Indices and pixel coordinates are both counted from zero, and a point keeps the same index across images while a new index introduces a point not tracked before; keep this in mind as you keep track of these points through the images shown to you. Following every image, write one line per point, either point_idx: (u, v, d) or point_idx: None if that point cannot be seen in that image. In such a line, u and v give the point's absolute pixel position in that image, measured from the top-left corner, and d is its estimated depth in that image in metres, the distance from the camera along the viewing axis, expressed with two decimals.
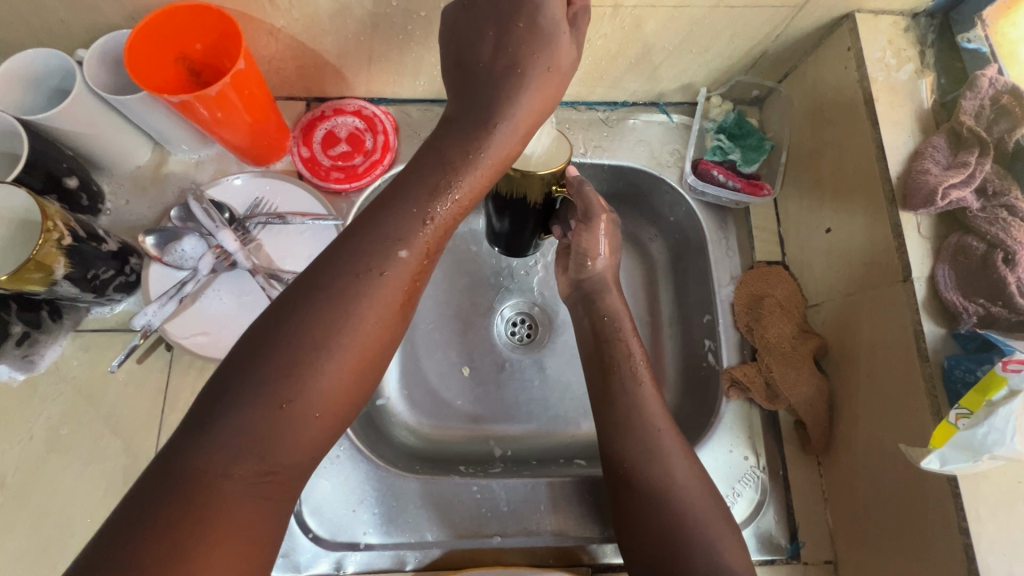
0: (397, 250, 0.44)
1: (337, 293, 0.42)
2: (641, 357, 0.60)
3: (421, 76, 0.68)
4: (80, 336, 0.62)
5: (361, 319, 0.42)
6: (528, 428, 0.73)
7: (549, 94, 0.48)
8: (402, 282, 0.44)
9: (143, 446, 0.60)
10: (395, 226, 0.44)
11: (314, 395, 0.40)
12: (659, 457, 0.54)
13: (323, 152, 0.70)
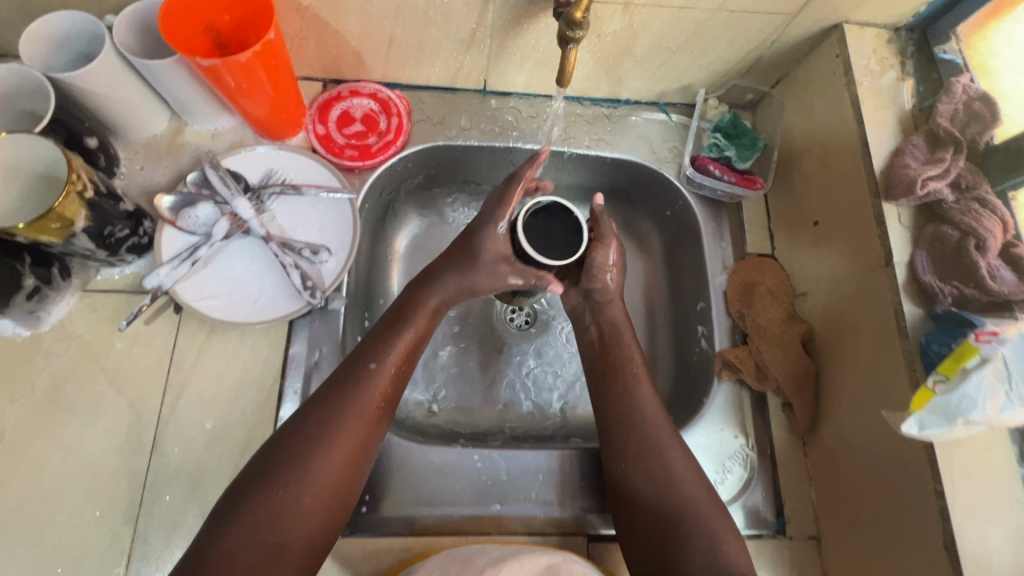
0: (367, 363, 0.56)
1: (322, 406, 0.53)
2: (636, 357, 0.64)
3: (437, 63, 0.71)
4: (88, 295, 0.62)
5: (341, 420, 0.53)
6: (525, 408, 0.75)
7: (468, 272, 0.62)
8: (375, 390, 0.55)
9: (147, 406, 0.60)
10: (369, 350, 0.58)
11: (308, 485, 0.49)
12: (638, 439, 0.58)
13: (338, 130, 0.72)
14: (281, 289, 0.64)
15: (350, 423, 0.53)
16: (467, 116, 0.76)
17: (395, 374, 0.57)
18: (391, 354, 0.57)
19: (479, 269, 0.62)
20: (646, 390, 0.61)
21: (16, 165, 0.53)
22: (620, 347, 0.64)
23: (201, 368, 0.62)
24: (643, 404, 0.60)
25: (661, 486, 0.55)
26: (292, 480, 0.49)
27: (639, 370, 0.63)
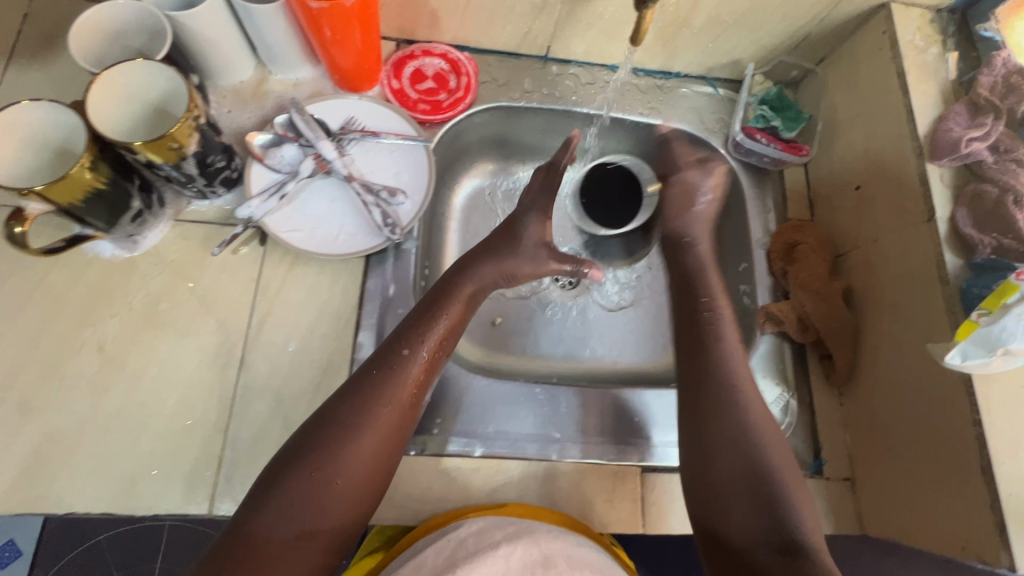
0: (401, 349, 0.58)
1: (357, 390, 0.55)
2: (723, 316, 0.66)
3: (507, 27, 0.76)
4: (180, 224, 0.67)
5: (376, 404, 0.54)
6: (575, 356, 0.80)
7: (503, 268, 0.65)
8: (408, 377, 0.56)
9: (235, 326, 0.64)
10: (404, 335, 0.59)
11: (341, 468, 0.51)
12: (726, 402, 0.60)
13: (411, 86, 0.76)
14: (362, 226, 0.68)
15: (382, 410, 0.54)
16: (530, 80, 0.81)
17: (430, 362, 0.58)
18: (426, 342, 0.59)
19: (513, 260, 0.66)
20: (734, 348, 0.64)
21: (135, 92, 0.57)
22: (710, 307, 0.67)
23: (285, 295, 0.66)
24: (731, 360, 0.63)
25: (740, 439, 0.58)
26: (325, 462, 0.50)
27: (724, 324, 0.66)
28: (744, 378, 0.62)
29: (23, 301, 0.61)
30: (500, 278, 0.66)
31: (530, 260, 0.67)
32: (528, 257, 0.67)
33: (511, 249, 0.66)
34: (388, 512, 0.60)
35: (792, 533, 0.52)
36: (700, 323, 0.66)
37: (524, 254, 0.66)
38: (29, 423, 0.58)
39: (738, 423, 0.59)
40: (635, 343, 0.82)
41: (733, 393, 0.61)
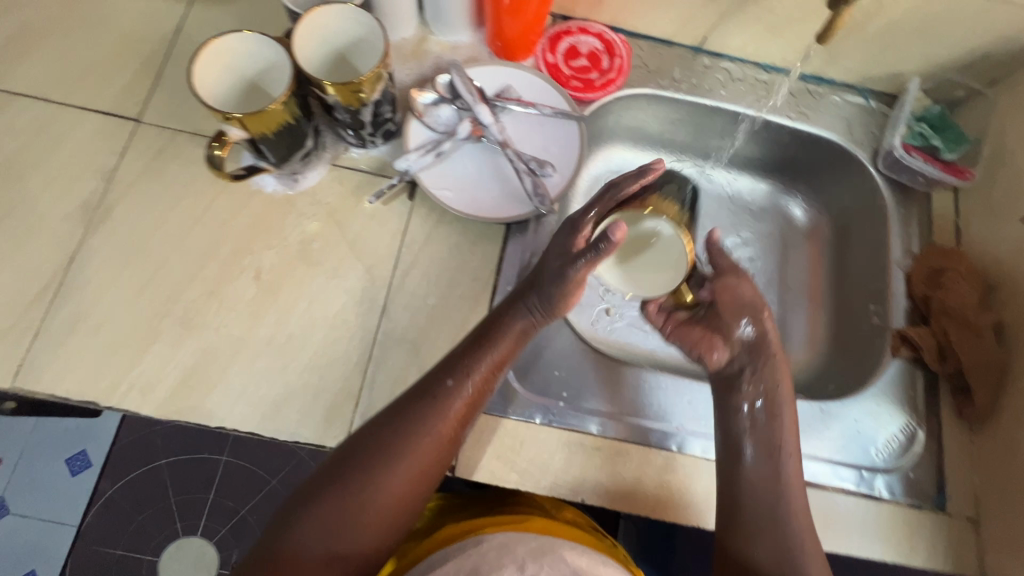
0: (446, 379, 0.55)
1: (399, 417, 0.53)
2: (784, 398, 0.62)
3: (670, 13, 0.75)
4: (336, 169, 0.69)
5: (417, 435, 0.52)
6: None
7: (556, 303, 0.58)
8: (452, 412, 0.54)
9: (381, 274, 0.66)
10: (452, 362, 0.56)
11: (368, 498, 0.50)
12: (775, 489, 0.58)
13: (565, 62, 0.77)
14: (509, 193, 0.69)
15: (421, 442, 0.52)
16: (680, 69, 0.80)
17: (476, 396, 0.55)
18: (475, 375, 0.55)
19: (557, 292, 0.57)
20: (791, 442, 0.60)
21: (330, 36, 0.60)
22: (774, 389, 0.62)
23: (429, 251, 0.67)
24: (785, 456, 0.59)
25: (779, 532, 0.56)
26: (361, 486, 0.50)
27: (782, 409, 0.61)
28: (792, 449, 0.60)
29: (191, 224, 0.65)
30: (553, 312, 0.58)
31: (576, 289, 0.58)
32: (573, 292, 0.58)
33: (547, 288, 0.57)
34: (511, 474, 0.61)
35: None
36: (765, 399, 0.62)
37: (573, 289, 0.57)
38: (187, 339, 0.61)
39: (780, 515, 0.57)
40: None
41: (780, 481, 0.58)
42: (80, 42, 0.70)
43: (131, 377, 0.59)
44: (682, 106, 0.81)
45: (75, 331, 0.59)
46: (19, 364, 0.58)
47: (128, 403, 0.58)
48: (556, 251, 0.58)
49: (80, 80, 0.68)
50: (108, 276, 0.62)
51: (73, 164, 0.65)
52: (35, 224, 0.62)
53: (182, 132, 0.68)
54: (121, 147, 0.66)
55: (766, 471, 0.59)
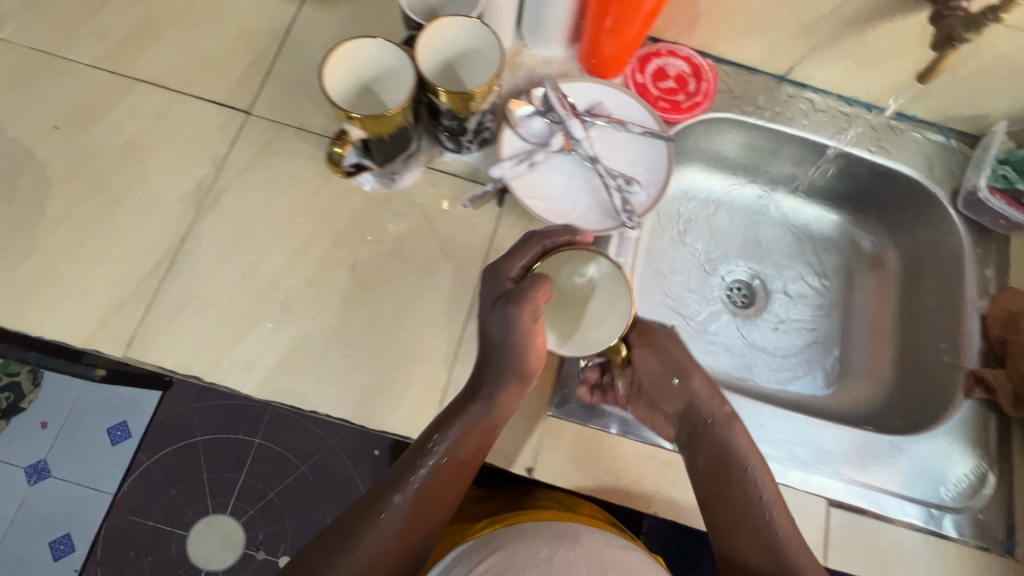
0: (394, 495, 0.53)
1: (344, 539, 0.50)
2: (751, 462, 0.58)
3: (761, 42, 0.77)
4: (430, 172, 0.72)
5: (366, 553, 0.50)
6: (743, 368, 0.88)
7: (522, 379, 0.58)
8: (415, 498, 0.53)
9: (469, 276, 0.68)
10: (399, 475, 0.54)
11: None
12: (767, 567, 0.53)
13: (653, 82, 0.79)
14: (596, 206, 0.71)
15: (384, 538, 0.51)
16: (763, 96, 0.82)
17: (439, 473, 0.54)
18: (442, 461, 0.54)
19: (495, 364, 0.58)
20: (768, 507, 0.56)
21: (445, 49, 0.63)
22: (739, 462, 0.58)
23: None
24: (772, 515, 0.56)
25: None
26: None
27: (755, 475, 0.58)
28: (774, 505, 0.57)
29: (294, 215, 0.68)
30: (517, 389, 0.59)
31: (535, 358, 0.58)
32: (528, 359, 0.57)
33: (490, 369, 0.58)
34: (586, 481, 0.63)
35: None
36: (736, 477, 0.58)
37: (525, 361, 0.57)
38: (286, 324, 0.63)
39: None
40: (803, 369, 0.88)
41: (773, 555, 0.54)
42: (198, 35, 0.74)
43: (234, 356, 0.62)
44: (760, 134, 0.83)
45: (183, 309, 0.63)
46: (131, 337, 0.61)
47: (229, 381, 0.61)
48: (488, 305, 0.59)
49: (198, 71, 0.72)
50: (216, 259, 0.65)
51: (188, 150, 0.69)
52: (152, 204, 0.66)
53: (289, 126, 0.71)
54: (232, 136, 0.70)
55: (757, 538, 0.55)
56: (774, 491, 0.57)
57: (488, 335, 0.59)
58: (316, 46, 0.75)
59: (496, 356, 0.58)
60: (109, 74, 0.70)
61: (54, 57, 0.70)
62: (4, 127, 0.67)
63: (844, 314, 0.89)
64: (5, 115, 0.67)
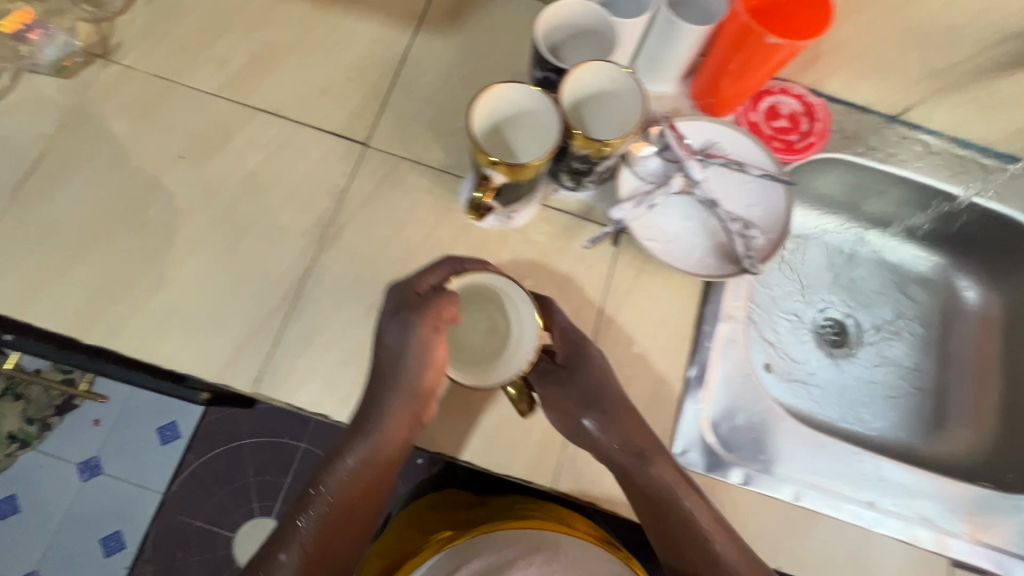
0: (280, 553, 0.57)
1: None
2: (665, 478, 0.61)
3: (880, 84, 0.76)
4: (545, 210, 0.71)
5: None
6: (840, 411, 0.86)
7: (416, 400, 0.59)
8: (324, 518, 0.59)
9: (587, 318, 0.68)
10: (282, 531, 0.59)
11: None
12: None
13: (766, 121, 0.77)
14: (713, 249, 0.70)
15: (328, 562, 0.58)
16: (876, 137, 0.80)
17: (339, 492, 0.60)
18: (343, 483, 0.60)
19: (371, 408, 0.60)
20: (699, 530, 0.61)
21: (580, 92, 0.62)
22: (654, 484, 0.61)
23: (632, 300, 0.69)
24: (715, 536, 0.60)
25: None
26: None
27: (681, 496, 0.61)
28: (712, 528, 0.60)
29: (414, 251, 0.68)
30: (416, 410, 0.60)
31: (424, 370, 0.59)
32: (411, 377, 0.58)
33: (384, 394, 0.59)
34: None
35: None
36: (640, 494, 0.62)
37: (409, 378, 0.58)
38: None
39: None
40: (902, 414, 0.86)
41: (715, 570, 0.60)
42: (315, 65, 0.74)
43: (361, 394, 0.62)
44: (869, 175, 0.82)
45: (311, 343, 0.63)
46: (260, 374, 0.62)
47: (358, 420, 0.62)
48: (391, 307, 0.60)
49: (315, 101, 0.72)
50: (340, 294, 0.65)
51: (310, 182, 0.69)
52: (277, 236, 0.66)
53: (406, 159, 0.71)
54: (351, 169, 0.70)
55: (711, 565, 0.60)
56: (710, 513, 0.61)
57: (372, 359, 0.61)
58: (431, 78, 0.75)
59: (387, 375, 0.59)
60: (229, 103, 0.71)
61: (177, 84, 0.70)
62: (130, 155, 0.67)
63: (943, 360, 0.88)
64: (131, 144, 0.68)
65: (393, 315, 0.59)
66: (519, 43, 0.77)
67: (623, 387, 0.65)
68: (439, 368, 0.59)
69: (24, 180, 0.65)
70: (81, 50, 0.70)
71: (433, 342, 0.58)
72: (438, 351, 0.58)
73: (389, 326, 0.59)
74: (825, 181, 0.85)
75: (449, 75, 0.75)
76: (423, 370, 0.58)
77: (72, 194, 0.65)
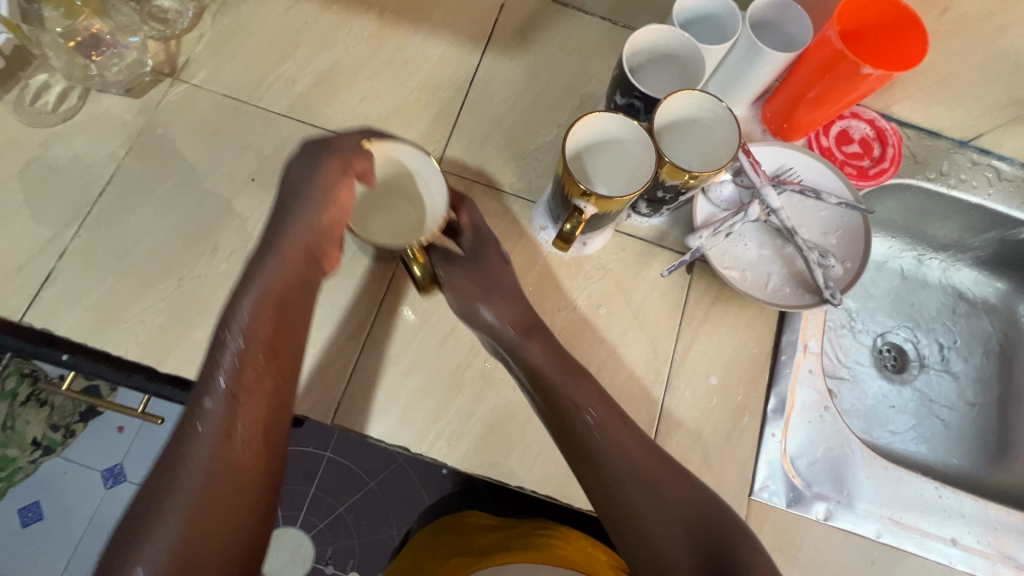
0: (203, 400, 0.49)
1: (178, 472, 0.46)
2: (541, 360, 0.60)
3: (954, 109, 0.75)
4: (618, 236, 0.70)
5: (198, 474, 0.47)
6: (904, 440, 0.83)
7: (315, 242, 0.57)
8: (232, 419, 0.49)
9: (663, 347, 0.67)
10: (200, 383, 0.50)
11: (193, 539, 0.45)
12: (663, 501, 0.55)
13: (838, 146, 0.76)
14: (789, 278, 0.69)
15: (233, 455, 0.48)
16: (947, 162, 0.80)
17: (256, 395, 0.51)
18: (240, 370, 0.51)
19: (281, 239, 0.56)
20: (622, 451, 0.57)
21: (668, 119, 0.60)
22: (572, 377, 0.59)
23: (708, 328, 0.68)
24: (614, 425, 0.58)
25: (670, 569, 0.52)
26: (191, 528, 0.45)
27: (575, 381, 0.59)
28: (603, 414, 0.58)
29: None
30: (312, 245, 0.57)
31: (323, 204, 0.56)
32: (305, 222, 0.56)
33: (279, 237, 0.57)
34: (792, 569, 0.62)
35: None
36: (572, 393, 0.58)
37: (305, 222, 0.56)
38: (488, 393, 0.63)
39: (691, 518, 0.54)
40: (968, 443, 0.84)
41: (665, 483, 0.56)
42: (384, 85, 0.72)
43: (439, 426, 0.62)
44: (939, 200, 0.81)
45: (388, 374, 0.63)
46: (338, 404, 0.61)
47: (437, 452, 0.61)
48: (301, 174, 0.58)
49: (385, 122, 0.71)
50: (416, 321, 0.65)
51: None
52: (351, 263, 0.66)
53: (478, 183, 0.70)
54: None
55: (608, 449, 0.57)
56: (597, 394, 0.59)
57: (281, 206, 0.58)
58: (500, 99, 0.74)
59: (283, 205, 0.58)
60: (299, 123, 0.69)
61: (246, 104, 0.69)
62: (201, 178, 0.66)
63: (1004, 386, 0.86)
64: (203, 166, 0.66)
65: (311, 153, 0.58)
66: (588, 63, 0.76)
67: (508, 262, 0.65)
68: (347, 205, 0.57)
69: (96, 203, 0.64)
70: (151, 69, 0.69)
71: (345, 191, 0.57)
72: (346, 197, 0.57)
73: (301, 187, 0.57)
74: (892, 205, 0.83)
75: (519, 96, 0.74)
76: (320, 212, 0.56)
77: (143, 217, 0.64)
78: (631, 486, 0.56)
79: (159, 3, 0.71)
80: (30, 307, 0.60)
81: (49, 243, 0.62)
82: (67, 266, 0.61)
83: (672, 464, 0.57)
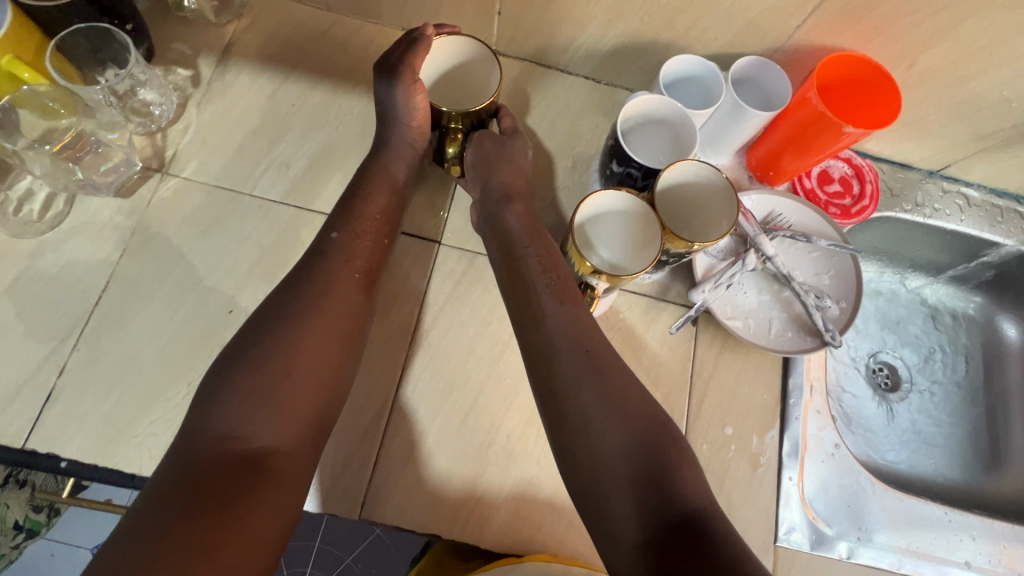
0: (330, 232, 0.58)
1: (306, 302, 0.52)
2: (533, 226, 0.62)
3: (924, 145, 0.80)
4: (623, 296, 0.72)
5: (298, 304, 0.52)
6: (904, 461, 0.84)
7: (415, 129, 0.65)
8: (351, 253, 0.57)
9: (677, 401, 0.69)
10: (336, 220, 0.59)
11: (308, 371, 0.50)
12: (619, 378, 0.52)
13: (821, 187, 0.80)
14: (789, 321, 0.72)
15: (348, 296, 0.55)
16: (920, 192, 0.84)
17: (368, 252, 0.58)
18: (361, 215, 0.60)
19: (393, 130, 0.65)
20: (571, 330, 0.55)
21: (665, 184, 0.62)
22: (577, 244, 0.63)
23: (718, 378, 0.70)
24: (575, 304, 0.57)
25: (597, 445, 0.49)
26: (315, 364, 0.50)
27: (555, 253, 0.60)
28: (569, 290, 0.57)
29: (502, 352, 0.68)
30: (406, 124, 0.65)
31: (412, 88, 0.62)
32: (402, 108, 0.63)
33: (389, 131, 0.66)
34: None
35: (682, 507, 0.45)
36: (545, 262, 0.59)
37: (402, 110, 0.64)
38: (513, 468, 0.64)
39: (640, 398, 0.52)
40: (966, 459, 0.85)
41: (622, 367, 0.54)
42: None
43: (469, 507, 0.62)
44: (917, 227, 0.84)
45: (411, 460, 0.63)
46: (365, 497, 0.61)
47: (468, 534, 0.61)
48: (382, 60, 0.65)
49: None
50: (436, 400, 0.65)
51: (389, 289, 0.69)
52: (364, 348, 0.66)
53: (481, 255, 0.72)
54: (430, 271, 0.70)
55: (566, 322, 0.55)
56: (566, 270, 0.59)
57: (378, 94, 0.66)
58: None
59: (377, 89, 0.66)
60: (296, 210, 0.69)
61: (241, 193, 0.68)
62: (202, 274, 0.65)
63: (989, 398, 0.89)
64: (202, 262, 0.65)
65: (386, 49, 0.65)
66: (576, 124, 0.78)
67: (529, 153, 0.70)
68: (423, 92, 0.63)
69: (93, 313, 0.62)
70: (139, 167, 0.67)
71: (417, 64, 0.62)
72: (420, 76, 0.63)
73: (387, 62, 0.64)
74: (874, 236, 0.87)
75: None
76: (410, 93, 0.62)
77: (144, 324, 0.62)
78: (573, 367, 0.52)
79: (141, 96, 0.69)
80: (31, 432, 0.58)
81: (47, 359, 0.60)
82: (68, 383, 0.59)
83: (613, 349, 0.55)
